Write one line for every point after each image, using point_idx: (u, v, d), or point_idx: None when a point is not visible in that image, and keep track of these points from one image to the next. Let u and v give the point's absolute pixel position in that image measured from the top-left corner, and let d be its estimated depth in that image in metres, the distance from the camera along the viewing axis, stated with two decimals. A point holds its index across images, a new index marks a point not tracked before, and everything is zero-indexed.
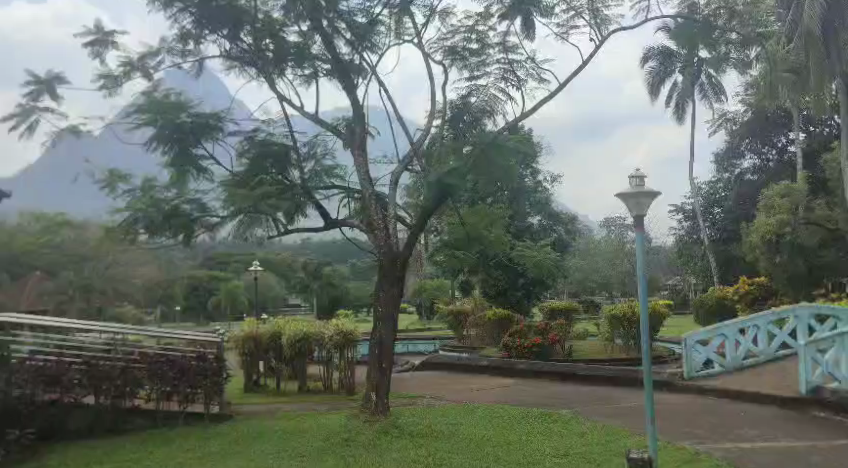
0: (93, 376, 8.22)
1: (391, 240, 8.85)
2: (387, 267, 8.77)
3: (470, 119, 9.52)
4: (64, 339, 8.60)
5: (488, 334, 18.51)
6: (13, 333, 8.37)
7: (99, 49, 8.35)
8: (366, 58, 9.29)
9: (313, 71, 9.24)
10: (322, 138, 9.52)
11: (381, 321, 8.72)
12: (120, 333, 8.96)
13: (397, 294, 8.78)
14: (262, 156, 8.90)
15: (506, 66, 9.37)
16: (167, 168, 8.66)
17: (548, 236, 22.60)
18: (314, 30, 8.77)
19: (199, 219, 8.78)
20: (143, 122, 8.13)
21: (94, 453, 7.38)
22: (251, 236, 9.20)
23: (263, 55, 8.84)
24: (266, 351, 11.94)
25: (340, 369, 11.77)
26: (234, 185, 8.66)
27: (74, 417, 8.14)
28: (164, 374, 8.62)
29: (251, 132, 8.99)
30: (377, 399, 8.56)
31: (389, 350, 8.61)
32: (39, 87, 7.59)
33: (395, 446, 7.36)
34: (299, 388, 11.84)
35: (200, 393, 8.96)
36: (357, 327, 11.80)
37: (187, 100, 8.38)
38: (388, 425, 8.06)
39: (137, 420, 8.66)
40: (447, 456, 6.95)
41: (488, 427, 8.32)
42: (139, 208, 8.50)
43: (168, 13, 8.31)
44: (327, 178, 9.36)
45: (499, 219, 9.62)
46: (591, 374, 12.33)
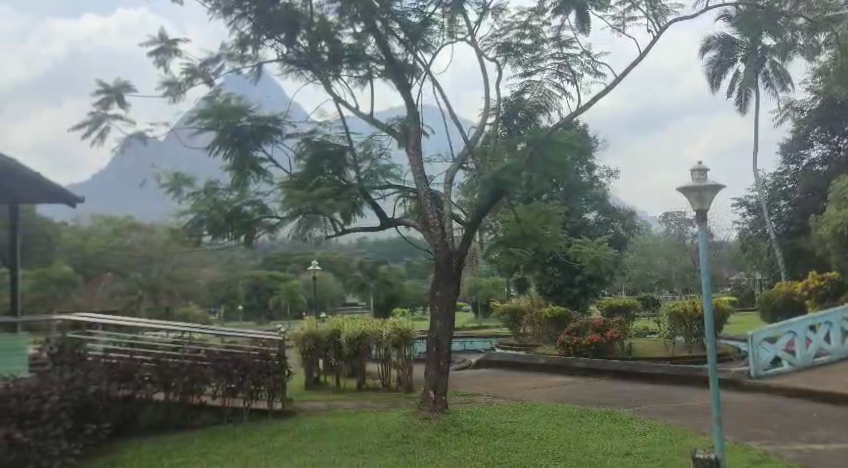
0: (163, 374, 8.54)
1: (448, 240, 8.94)
2: (444, 266, 8.85)
3: (525, 116, 9.45)
4: (135, 338, 9.01)
5: (544, 332, 18.47)
6: (88, 332, 8.86)
7: (162, 57, 8.57)
8: (420, 58, 9.36)
9: (368, 72, 9.33)
10: (377, 138, 9.72)
11: (438, 319, 8.81)
12: (186, 332, 9.27)
13: (452, 293, 8.86)
14: (318, 158, 9.14)
15: (562, 61, 9.27)
16: (228, 171, 8.93)
17: (606, 233, 22.39)
18: (369, 32, 8.89)
19: (257, 219, 8.86)
20: (204, 127, 8.47)
21: (164, 448, 7.65)
22: (309, 237, 9.17)
23: (318, 57, 9.00)
24: (325, 350, 12.16)
25: (397, 367, 11.92)
26: (293, 186, 8.91)
27: (147, 413, 8.55)
28: (229, 372, 8.91)
29: (309, 133, 9.23)
30: (436, 397, 8.65)
31: (446, 350, 8.70)
32: (109, 96, 7.89)
33: (456, 444, 7.40)
34: (358, 386, 12.03)
35: (263, 390, 9.24)
36: (413, 326, 12.01)
37: (247, 104, 8.65)
38: (448, 424, 8.13)
39: (204, 415, 8.94)
40: (506, 454, 6.98)
41: (546, 426, 8.31)
42: (201, 209, 8.66)
43: (228, 20, 8.47)
44: (383, 178, 9.48)
45: (555, 215, 9.61)
46: (650, 373, 12.14)
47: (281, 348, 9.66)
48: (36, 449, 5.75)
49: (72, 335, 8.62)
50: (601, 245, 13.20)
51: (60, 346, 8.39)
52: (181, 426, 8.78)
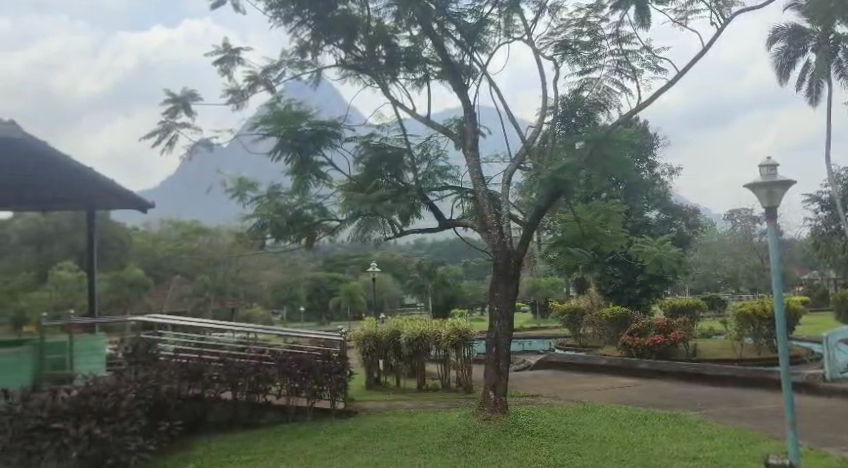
0: (230, 373, 8.77)
1: (507, 241, 8.85)
2: (502, 267, 8.78)
3: (584, 115, 9.22)
4: (202, 339, 9.32)
5: (606, 332, 18.27)
6: (158, 332, 9.24)
7: (227, 65, 8.89)
8: (476, 58, 9.38)
9: (425, 74, 9.39)
10: (436, 140, 9.66)
11: (498, 319, 8.72)
12: (251, 332, 9.53)
13: (512, 293, 8.78)
14: (377, 161, 9.31)
15: (621, 58, 9.16)
16: (290, 175, 9.03)
17: (669, 231, 21.98)
18: (425, 34, 8.94)
19: (316, 222, 9.09)
20: (268, 133, 8.75)
21: (232, 445, 7.87)
22: (369, 238, 9.49)
23: (376, 61, 9.16)
24: (384, 350, 12.32)
25: (456, 368, 11.98)
26: (352, 189, 9.06)
27: (215, 410, 8.85)
28: (293, 371, 9.11)
29: (368, 136, 9.46)
30: (495, 398, 8.57)
31: (506, 350, 8.65)
32: (176, 104, 8.23)
33: (517, 445, 7.41)
34: (418, 386, 12.11)
35: (326, 389, 9.37)
36: (472, 326, 11.99)
37: (307, 109, 8.90)
38: (508, 424, 8.15)
39: (269, 414, 9.15)
40: (569, 456, 6.97)
41: (610, 428, 8.25)
42: (265, 214, 8.88)
43: (288, 27, 8.74)
44: (441, 179, 9.39)
45: (614, 214, 9.54)
46: (718, 375, 11.89)
47: (341, 348, 9.87)
48: (115, 445, 5.99)
49: (145, 335, 9.02)
50: (664, 244, 13.00)
51: (134, 346, 8.72)
52: (249, 424, 9.02)
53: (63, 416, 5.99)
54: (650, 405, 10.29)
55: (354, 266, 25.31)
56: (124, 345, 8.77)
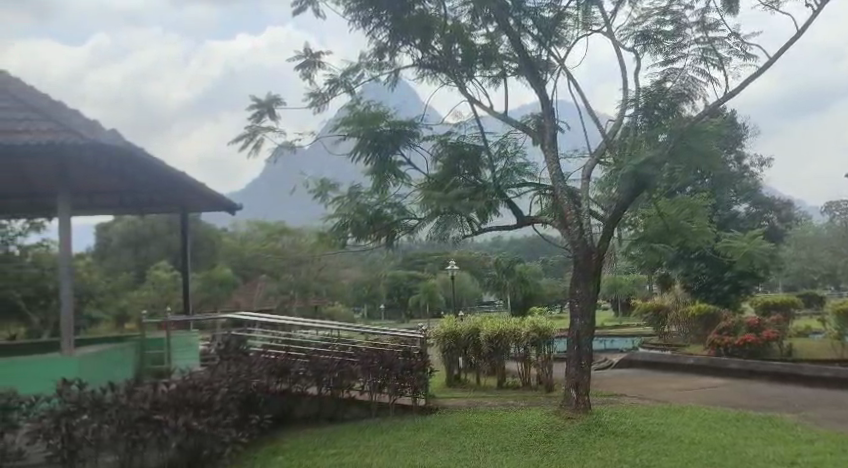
0: (315, 369, 9.00)
1: (587, 238, 8.67)
2: (582, 263, 8.64)
3: (668, 106, 8.76)
4: (289, 336, 9.62)
5: (692, 330, 17.82)
6: (248, 328, 9.50)
7: (308, 70, 9.17)
8: (554, 53, 9.30)
9: (502, 71, 9.44)
10: (513, 136, 9.57)
11: (578, 317, 8.62)
12: (335, 329, 9.82)
13: (593, 290, 8.67)
14: (455, 158, 9.26)
15: (707, 45, 8.91)
16: (369, 175, 9.23)
17: (759, 224, 21.25)
18: (501, 30, 8.88)
19: (397, 221, 9.33)
20: (347, 134, 9.00)
21: (319, 438, 8.11)
22: (448, 237, 9.51)
23: (452, 60, 9.21)
24: (464, 348, 12.33)
25: (536, 365, 11.96)
26: (431, 188, 9.15)
27: (302, 405, 9.11)
28: (375, 368, 9.30)
29: (445, 135, 9.46)
30: (578, 396, 8.52)
31: (589, 347, 8.54)
32: (261, 109, 8.60)
33: (600, 444, 7.36)
34: (498, 383, 12.13)
35: (407, 386, 9.54)
36: (551, 324, 12.08)
37: (385, 110, 9.06)
38: (591, 423, 8.07)
39: (353, 410, 9.32)
40: (655, 457, 6.88)
41: (698, 429, 8.08)
42: (346, 215, 9.18)
43: (366, 29, 8.89)
44: (518, 175, 9.29)
45: (700, 209, 9.30)
46: (814, 376, 11.43)
47: (422, 345, 10.00)
48: (210, 437, 6.31)
49: (234, 332, 9.27)
50: (754, 238, 12.59)
51: (226, 343, 9.01)
52: (334, 419, 9.23)
53: (163, 408, 6.15)
54: (735, 405, 10.15)
55: (433, 265, 25.53)
56: (216, 342, 9.11)
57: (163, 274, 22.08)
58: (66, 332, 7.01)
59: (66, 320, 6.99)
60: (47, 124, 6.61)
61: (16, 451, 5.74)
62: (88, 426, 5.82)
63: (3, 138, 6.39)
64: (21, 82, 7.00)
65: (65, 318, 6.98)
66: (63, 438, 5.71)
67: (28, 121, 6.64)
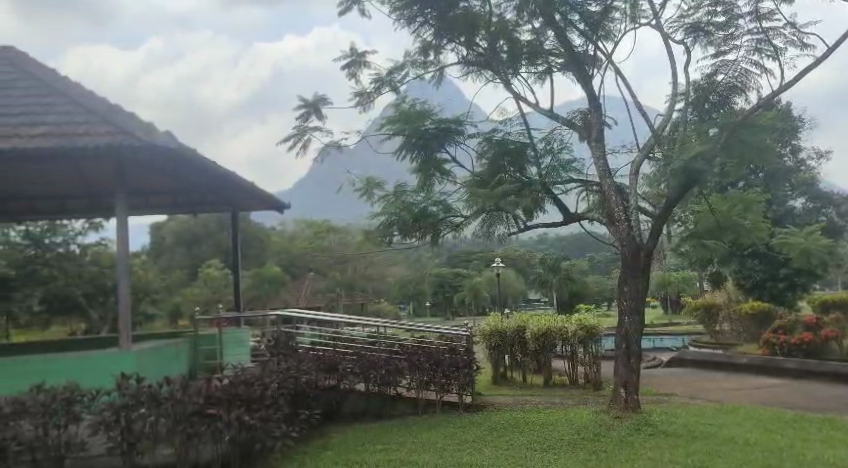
0: (363, 366, 9.09)
1: (636, 235, 8.54)
2: (630, 260, 8.54)
3: (719, 99, 8.81)
4: (337, 332, 9.73)
5: (745, 329, 17.46)
6: (296, 325, 9.72)
7: (354, 70, 9.28)
8: (601, 47, 9.22)
9: (547, 67, 9.32)
10: (558, 133, 9.53)
11: (626, 315, 8.52)
12: (382, 326, 9.87)
13: (642, 287, 8.57)
14: (500, 156, 9.21)
15: (761, 36, 8.71)
16: (414, 174, 9.43)
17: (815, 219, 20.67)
18: (547, 26, 8.82)
19: (442, 219, 9.25)
20: (392, 133, 9.08)
21: (367, 434, 8.20)
22: (493, 234, 9.45)
23: (497, 56, 9.15)
24: (510, 346, 12.29)
25: (583, 364, 11.83)
26: (476, 185, 9.07)
27: (350, 401, 9.21)
28: (421, 365, 9.32)
29: (490, 132, 9.40)
30: (627, 395, 8.43)
31: (639, 345, 8.44)
32: (308, 109, 8.77)
33: (650, 444, 7.28)
34: (545, 382, 12.05)
35: (453, 383, 9.50)
36: (600, 323, 11.97)
37: (430, 107, 9.15)
38: (642, 423, 7.97)
39: (400, 406, 9.45)
40: (707, 458, 6.77)
41: (752, 430, 7.93)
42: (392, 211, 9.30)
43: (411, 28, 9.01)
44: (564, 172, 9.18)
45: (753, 204, 9.10)
46: None
47: (468, 343, 10.01)
48: (261, 431, 6.32)
49: (283, 328, 9.42)
50: (811, 234, 12.26)
51: (275, 339, 9.13)
52: (381, 415, 9.34)
53: (216, 402, 6.29)
54: (791, 406, 9.91)
55: (479, 262, 25.53)
56: (266, 338, 9.37)
57: (214, 272, 22.62)
58: (123, 326, 7.17)
59: (123, 315, 7.14)
60: (106, 127, 6.80)
61: (79, 442, 6.04)
62: (146, 419, 5.99)
63: (65, 141, 6.61)
64: (81, 87, 7.33)
65: (123, 312, 7.14)
66: (123, 429, 5.95)
67: (88, 124, 6.84)
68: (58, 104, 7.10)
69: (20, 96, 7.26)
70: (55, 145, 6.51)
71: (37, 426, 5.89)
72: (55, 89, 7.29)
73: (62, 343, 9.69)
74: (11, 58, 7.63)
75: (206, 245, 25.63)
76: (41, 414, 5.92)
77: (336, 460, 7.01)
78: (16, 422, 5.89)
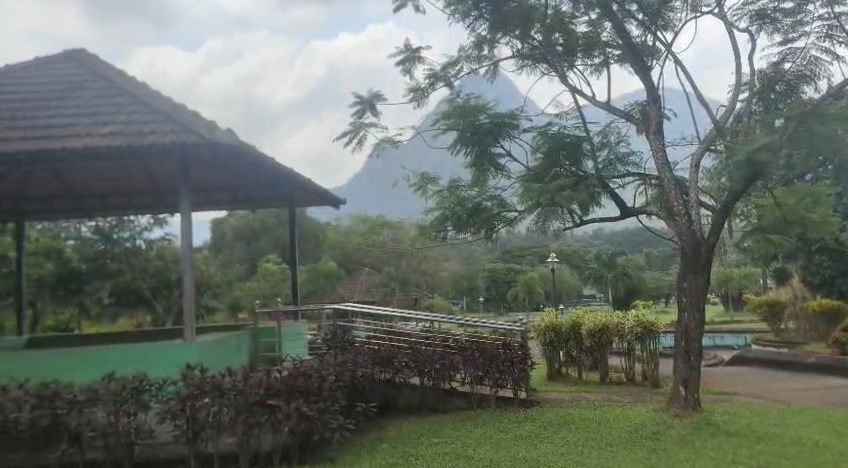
0: (418, 360, 9.18)
1: (696, 229, 8.33)
2: (690, 257, 8.37)
3: (785, 89, 8.54)
4: (391, 327, 9.78)
5: (812, 327, 16.96)
6: (349, 321, 9.85)
7: (408, 66, 9.32)
8: (660, 38, 9.01)
9: (604, 59, 9.11)
10: (616, 126, 9.41)
11: (685, 312, 8.36)
12: (436, 321, 9.81)
13: (702, 284, 8.36)
14: (556, 150, 9.11)
15: (832, 22, 8.40)
16: (468, 169, 9.37)
17: None
18: (604, 17, 8.72)
19: (497, 214, 9.28)
20: (446, 128, 9.05)
21: (422, 428, 8.21)
22: (548, 229, 9.23)
23: (553, 49, 9.06)
24: (565, 342, 12.23)
25: (641, 361, 11.68)
26: (530, 180, 9.03)
27: (405, 395, 9.30)
28: (475, 360, 9.29)
29: (545, 127, 9.29)
30: (687, 394, 8.26)
31: (699, 343, 8.26)
32: (363, 105, 8.86)
33: (711, 444, 7.12)
34: (602, 379, 11.91)
35: (508, 379, 9.41)
36: (658, 319, 11.77)
37: (484, 102, 9.03)
38: (703, 423, 7.80)
39: (455, 400, 9.35)
40: (774, 460, 6.59)
41: (820, 432, 7.69)
42: (447, 206, 9.43)
43: (466, 23, 8.96)
44: (621, 166, 9.24)
45: (822, 198, 8.80)
46: None
47: (523, 338, 9.84)
48: (320, 422, 6.41)
49: (340, 321, 9.85)
50: None
51: (332, 333, 9.66)
52: (436, 409, 9.31)
53: (275, 393, 6.42)
54: None
55: (533, 258, 25.38)
56: (323, 331, 9.79)
57: (272, 267, 23.08)
58: (186, 318, 7.32)
59: (187, 308, 7.29)
60: (170, 125, 6.99)
61: (148, 429, 6.21)
62: (209, 409, 6.23)
63: (131, 140, 6.80)
64: (147, 88, 7.58)
65: (186, 306, 7.28)
66: (188, 418, 6.20)
67: (154, 123, 7.06)
68: (126, 105, 7.35)
69: (91, 97, 7.53)
70: (123, 143, 6.72)
71: (109, 413, 6.11)
72: (123, 90, 7.56)
73: (129, 335, 10.04)
74: (83, 61, 7.97)
75: (264, 240, 26.16)
76: (112, 402, 6.14)
77: (392, 453, 7.05)
78: (89, 409, 6.12)
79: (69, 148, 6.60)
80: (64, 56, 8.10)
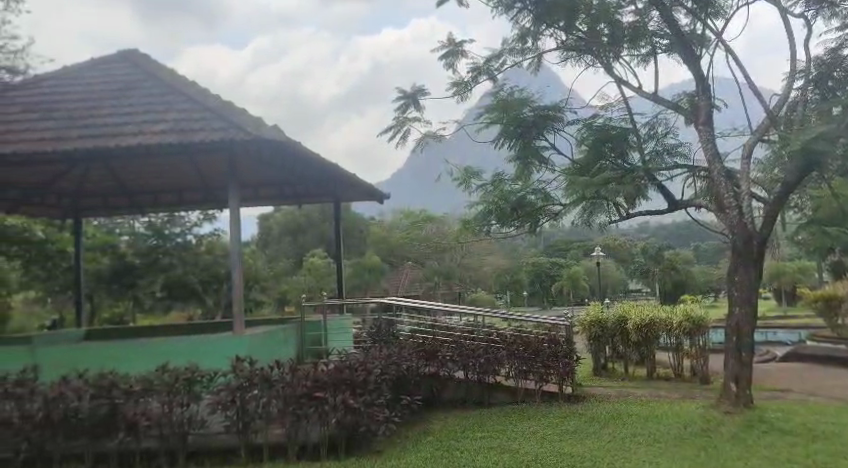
0: (463, 353, 9.17)
1: (748, 222, 8.12)
2: (743, 250, 8.14)
3: (842, 76, 8.37)
4: (435, 322, 9.75)
5: None
6: (394, 316, 9.96)
7: (451, 60, 9.30)
8: (710, 26, 8.82)
9: (652, 48, 9.02)
10: (665, 117, 9.15)
11: (737, 307, 8.17)
12: (480, 315, 9.75)
13: (754, 278, 8.15)
14: (601, 143, 8.98)
15: None
16: (512, 163, 9.33)
17: None
18: (651, 6, 8.58)
19: (542, 207, 9.30)
20: (488, 123, 9.06)
21: (467, 422, 8.21)
22: (594, 222, 9.30)
23: (598, 40, 8.88)
24: (611, 336, 12.05)
25: (690, 356, 11.47)
26: (575, 172, 8.98)
27: (450, 388, 9.31)
28: (521, 354, 9.27)
29: (591, 118, 9.17)
30: (738, 390, 8.12)
31: (750, 340, 8.08)
32: (407, 100, 8.88)
33: (764, 442, 6.96)
34: (649, 374, 11.74)
35: (553, 374, 9.34)
36: (707, 314, 11.60)
37: (529, 95, 9.00)
38: (755, 420, 7.63)
39: (499, 395, 9.38)
40: (829, 459, 6.41)
41: None
42: (491, 201, 9.36)
43: (510, 15, 8.88)
44: (669, 157, 9.10)
45: None
46: None
47: (569, 333, 9.66)
48: (365, 415, 6.46)
49: (384, 315, 10.06)
50: None
51: (377, 327, 9.96)
52: (481, 403, 9.29)
53: (322, 385, 6.49)
54: None
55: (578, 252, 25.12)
56: (367, 326, 10.06)
57: (317, 261, 23.29)
58: (236, 312, 7.47)
59: (236, 302, 7.44)
60: (219, 123, 7.10)
61: (200, 419, 6.36)
62: (259, 400, 6.38)
63: (182, 137, 6.93)
64: (196, 86, 7.71)
65: (236, 298, 7.45)
66: (239, 410, 6.36)
67: (203, 121, 7.18)
68: (177, 103, 7.49)
69: (143, 96, 7.69)
70: (173, 140, 6.85)
71: (163, 403, 6.29)
72: (173, 89, 7.71)
73: (180, 328, 10.26)
74: (135, 61, 8.15)
75: (310, 235, 26.41)
76: (166, 392, 6.33)
77: (436, 446, 7.06)
78: (144, 399, 6.30)
79: (124, 146, 6.76)
80: (116, 56, 8.28)
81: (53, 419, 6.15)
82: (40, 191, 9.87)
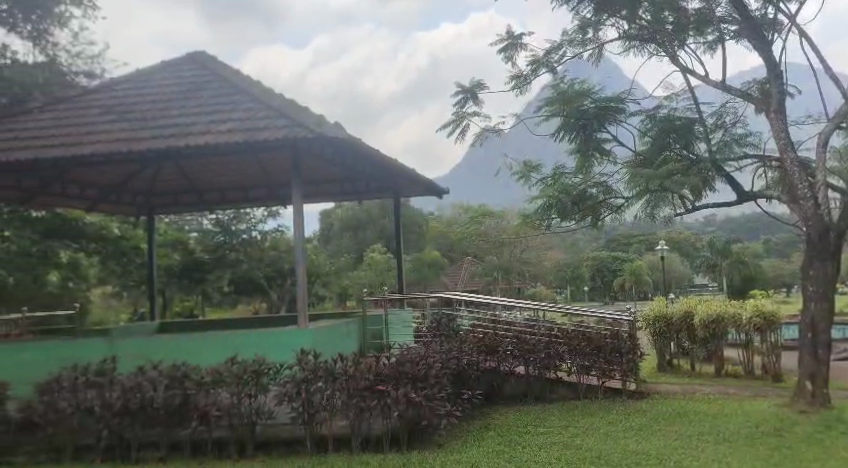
0: (524, 348, 9.14)
1: (823, 214, 7.84)
2: (818, 244, 7.87)
3: None
4: (495, 317, 9.68)
5: None
6: (453, 314, 9.93)
7: (511, 53, 9.22)
8: (782, 9, 8.50)
9: (719, 35, 8.71)
10: (732, 105, 8.90)
11: (813, 301, 7.88)
12: (540, 310, 9.59)
13: (832, 272, 7.84)
14: (665, 132, 8.77)
15: None
16: (573, 155, 9.28)
17: None
18: None
19: (603, 200, 9.11)
20: (550, 115, 9.06)
21: (528, 417, 8.17)
22: (659, 217, 8.70)
23: (662, 28, 8.74)
24: (677, 332, 11.78)
25: (760, 353, 11.05)
26: (638, 165, 8.79)
27: (511, 383, 9.24)
28: (582, 349, 9.15)
29: (654, 110, 9.02)
30: (814, 389, 7.79)
31: (825, 337, 7.81)
32: (465, 95, 8.85)
33: (842, 443, 6.69)
34: (717, 371, 11.41)
35: (616, 370, 9.14)
36: (779, 309, 11.13)
37: (590, 86, 8.93)
38: (831, 420, 7.34)
39: (560, 390, 9.24)
40: None
41: None
42: (551, 195, 9.21)
43: (569, 6, 8.68)
44: (738, 147, 8.77)
45: None
46: None
47: (632, 329, 9.37)
48: (427, 408, 6.44)
49: (445, 310, 10.05)
50: None
51: (437, 321, 9.89)
52: (542, 398, 9.19)
53: (384, 379, 6.57)
54: None
55: None
56: (427, 321, 9.99)
57: (376, 257, 23.47)
58: (300, 306, 7.55)
59: (301, 295, 7.52)
60: (282, 120, 7.19)
61: (267, 410, 6.49)
62: (323, 392, 6.47)
63: (247, 135, 7.07)
64: (261, 85, 7.84)
65: (300, 293, 7.51)
66: (304, 402, 6.44)
67: (267, 119, 7.29)
68: (242, 103, 7.64)
69: (212, 96, 7.88)
70: (239, 139, 6.99)
71: (233, 394, 6.46)
72: (239, 89, 7.87)
73: (246, 321, 10.51)
74: (204, 62, 8.36)
75: (370, 231, 26.61)
76: (235, 383, 6.47)
77: (499, 441, 6.99)
78: (215, 390, 6.46)
79: (193, 145, 6.92)
80: (186, 57, 8.51)
81: (131, 408, 6.34)
82: (115, 190, 10.21)
